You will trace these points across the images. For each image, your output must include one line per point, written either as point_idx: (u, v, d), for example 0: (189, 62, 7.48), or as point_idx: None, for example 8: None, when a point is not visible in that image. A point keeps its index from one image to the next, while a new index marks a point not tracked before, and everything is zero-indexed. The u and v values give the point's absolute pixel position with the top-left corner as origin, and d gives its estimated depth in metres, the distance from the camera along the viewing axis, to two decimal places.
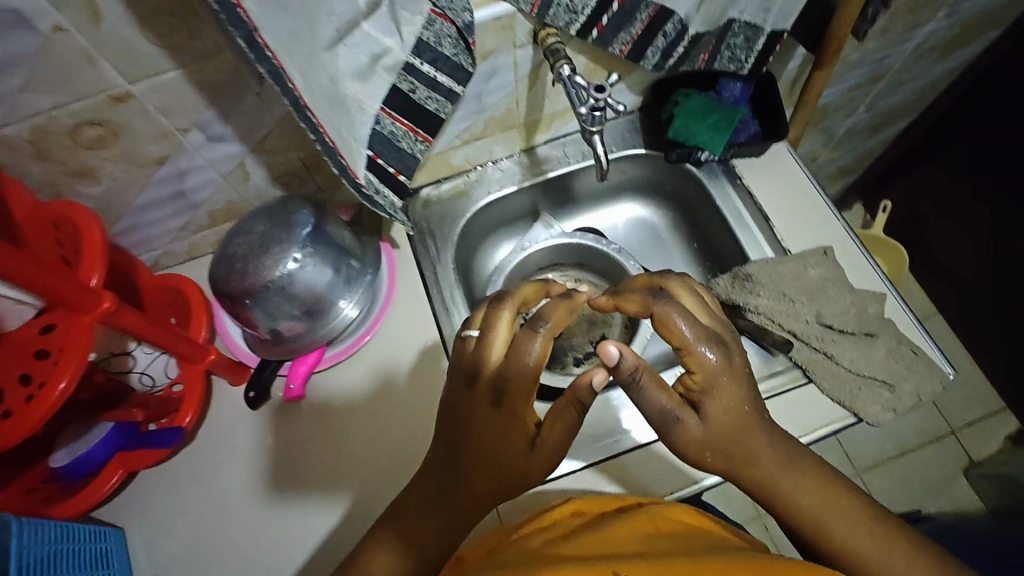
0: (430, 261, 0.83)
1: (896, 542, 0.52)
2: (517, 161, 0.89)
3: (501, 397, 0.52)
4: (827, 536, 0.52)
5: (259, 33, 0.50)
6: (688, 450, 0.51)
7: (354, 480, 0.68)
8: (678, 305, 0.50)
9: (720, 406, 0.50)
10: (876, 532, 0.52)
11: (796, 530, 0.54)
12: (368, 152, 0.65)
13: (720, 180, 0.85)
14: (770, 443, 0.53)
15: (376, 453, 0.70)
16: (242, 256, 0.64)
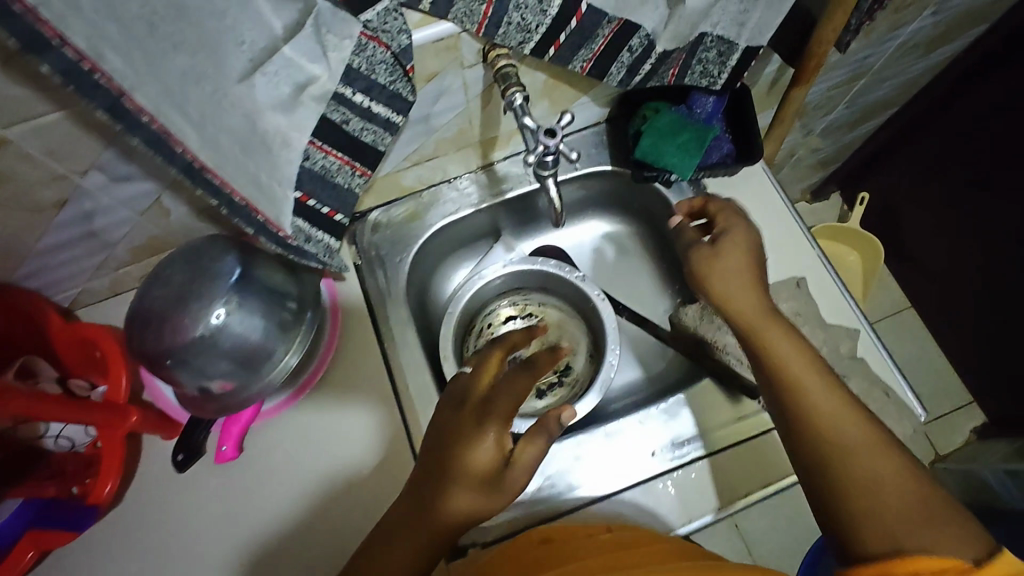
0: (378, 293, 0.77)
1: (922, 495, 0.47)
2: (474, 180, 0.81)
3: (484, 410, 0.55)
4: (847, 486, 0.49)
5: (128, 95, 0.42)
6: (708, 270, 0.62)
7: (325, 511, 0.65)
8: (744, 226, 0.64)
9: (755, 317, 0.58)
10: (885, 444, 0.50)
11: (810, 439, 0.52)
12: (297, 194, 0.58)
13: (691, 202, 0.80)
14: (787, 330, 0.57)
15: (338, 493, 0.66)
16: (159, 314, 0.58)
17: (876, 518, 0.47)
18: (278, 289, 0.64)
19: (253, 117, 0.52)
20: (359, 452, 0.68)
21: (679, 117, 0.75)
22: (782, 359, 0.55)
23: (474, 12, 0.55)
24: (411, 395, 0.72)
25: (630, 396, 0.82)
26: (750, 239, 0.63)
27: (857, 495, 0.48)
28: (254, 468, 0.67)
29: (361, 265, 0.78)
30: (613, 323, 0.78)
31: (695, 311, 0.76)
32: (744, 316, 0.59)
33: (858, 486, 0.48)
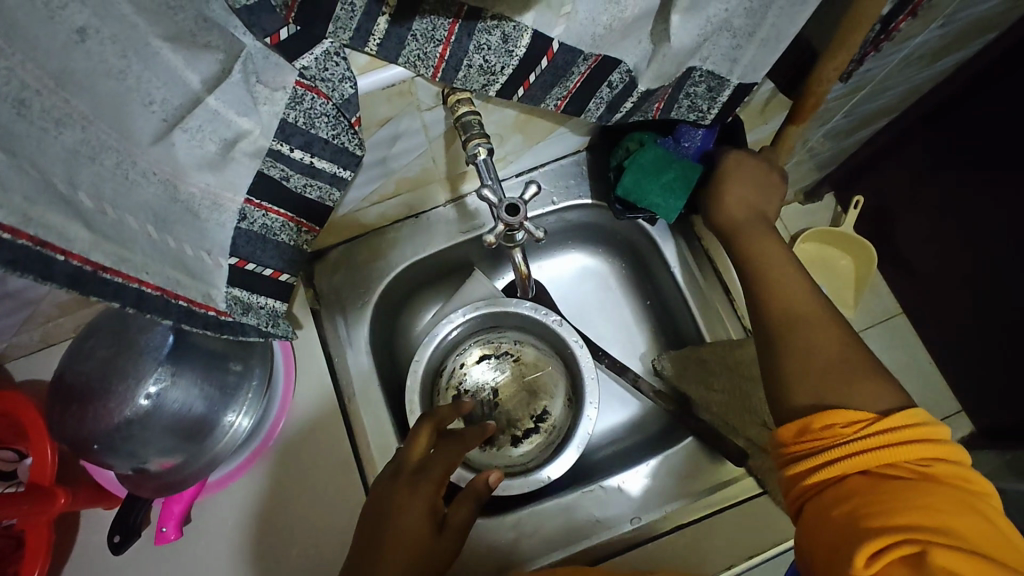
0: (338, 343, 0.71)
1: (859, 365, 0.51)
2: (443, 215, 0.75)
3: (415, 478, 0.57)
4: (807, 363, 0.52)
5: None
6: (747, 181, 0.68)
7: (302, 553, 0.62)
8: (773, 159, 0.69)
9: (743, 221, 0.64)
10: (850, 351, 0.52)
11: (787, 354, 0.54)
12: (233, 260, 0.51)
13: (675, 239, 0.75)
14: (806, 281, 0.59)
15: (307, 540, 0.63)
16: (80, 394, 0.52)
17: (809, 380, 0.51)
18: (220, 355, 0.58)
19: (173, 184, 0.44)
20: (325, 506, 0.63)
21: (666, 151, 0.68)
22: (782, 292, 0.58)
23: (429, 55, 0.48)
24: (373, 456, 0.67)
25: (610, 445, 0.76)
26: (761, 180, 0.67)
27: (801, 363, 0.52)
28: (205, 540, 0.62)
29: (319, 309, 0.72)
30: (592, 372, 0.72)
31: (675, 360, 0.73)
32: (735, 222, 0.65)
33: (796, 361, 0.53)
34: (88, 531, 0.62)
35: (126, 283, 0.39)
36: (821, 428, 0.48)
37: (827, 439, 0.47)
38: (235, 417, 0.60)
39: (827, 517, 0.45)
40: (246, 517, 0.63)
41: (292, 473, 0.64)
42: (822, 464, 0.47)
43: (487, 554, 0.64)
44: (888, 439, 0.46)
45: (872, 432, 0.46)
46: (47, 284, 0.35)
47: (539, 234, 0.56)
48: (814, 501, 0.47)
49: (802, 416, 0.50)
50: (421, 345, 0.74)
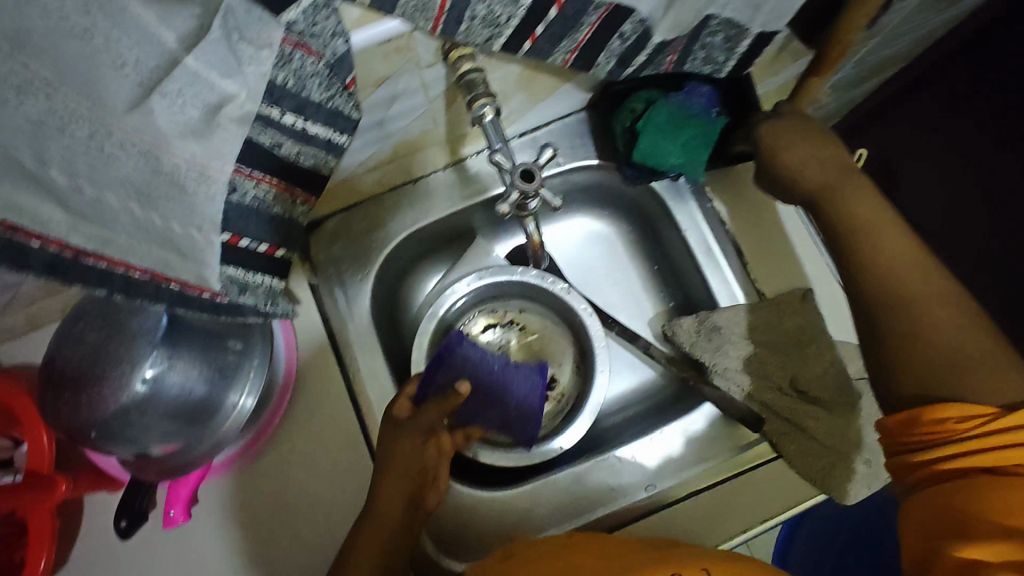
0: (340, 317, 0.68)
1: (934, 291, 0.45)
2: (442, 179, 0.71)
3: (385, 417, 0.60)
4: (898, 295, 0.45)
5: None
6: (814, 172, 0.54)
7: (315, 532, 0.61)
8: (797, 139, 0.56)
9: (814, 182, 0.54)
10: (976, 330, 0.43)
11: (862, 276, 0.47)
12: (225, 237, 0.47)
13: (687, 199, 0.71)
14: (882, 198, 0.51)
15: (321, 519, 0.62)
16: (73, 380, 0.49)
17: (957, 374, 0.42)
18: (216, 335, 0.55)
19: (156, 157, 0.39)
20: (336, 484, 0.62)
21: (679, 108, 0.64)
22: (884, 247, 0.47)
23: (428, 7, 0.44)
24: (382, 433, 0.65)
25: (619, 414, 0.75)
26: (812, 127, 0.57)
27: (909, 350, 0.44)
28: (212, 522, 0.61)
29: (318, 283, 0.68)
30: (602, 339, 0.70)
31: (691, 324, 0.68)
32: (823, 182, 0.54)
33: (909, 349, 0.44)
34: (92, 515, 0.61)
35: (113, 268, 0.36)
36: (932, 423, 0.41)
37: (941, 436, 0.41)
38: (238, 399, 0.58)
39: (932, 509, 0.40)
40: (257, 497, 0.62)
41: (298, 451, 0.63)
42: (931, 460, 0.41)
43: (500, 525, 0.63)
44: (1012, 436, 0.38)
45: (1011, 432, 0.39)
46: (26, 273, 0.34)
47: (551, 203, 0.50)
48: (937, 483, 0.41)
49: (908, 407, 0.44)
50: (427, 316, 0.72)
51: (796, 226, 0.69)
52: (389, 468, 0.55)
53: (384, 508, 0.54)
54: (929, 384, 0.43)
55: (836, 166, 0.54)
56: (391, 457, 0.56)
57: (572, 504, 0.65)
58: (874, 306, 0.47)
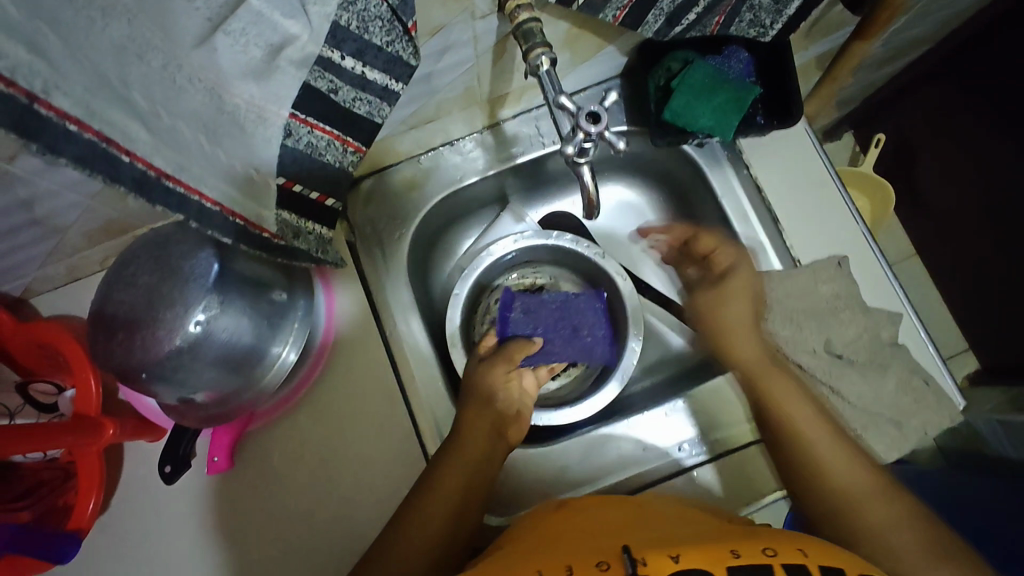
0: (377, 275, 0.68)
1: (883, 502, 0.55)
2: (480, 142, 0.71)
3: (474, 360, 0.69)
4: (879, 547, 0.52)
5: (44, 102, 0.28)
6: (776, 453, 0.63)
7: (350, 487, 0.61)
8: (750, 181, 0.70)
9: (754, 375, 0.65)
10: (930, 528, 0.53)
11: (859, 538, 0.53)
12: (280, 181, 0.49)
13: (723, 166, 0.71)
14: (807, 399, 0.62)
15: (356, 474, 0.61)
16: (125, 322, 0.50)
17: (884, 536, 0.53)
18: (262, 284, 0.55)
19: (218, 95, 0.40)
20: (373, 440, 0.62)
21: (715, 71, 0.64)
22: (779, 402, 0.62)
23: None
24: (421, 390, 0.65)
25: (645, 379, 0.76)
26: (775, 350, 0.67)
27: (864, 545, 0.53)
28: (248, 476, 0.61)
29: (355, 242, 0.69)
30: (636, 304, 0.71)
31: (723, 291, 0.70)
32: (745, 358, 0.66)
33: (863, 536, 0.53)
34: (133, 463, 0.61)
35: (187, 194, 0.37)
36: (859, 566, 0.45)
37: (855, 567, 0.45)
38: (279, 350, 0.59)
39: None
40: (296, 449, 0.61)
41: (334, 406, 0.63)
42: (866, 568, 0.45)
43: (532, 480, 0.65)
44: None
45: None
46: (114, 187, 0.33)
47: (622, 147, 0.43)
48: None
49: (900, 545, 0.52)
50: (462, 279, 0.72)
51: (833, 195, 0.69)
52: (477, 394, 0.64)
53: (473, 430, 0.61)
54: (895, 548, 0.52)
55: (757, 349, 0.67)
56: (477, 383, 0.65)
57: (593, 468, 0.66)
58: (812, 502, 0.57)
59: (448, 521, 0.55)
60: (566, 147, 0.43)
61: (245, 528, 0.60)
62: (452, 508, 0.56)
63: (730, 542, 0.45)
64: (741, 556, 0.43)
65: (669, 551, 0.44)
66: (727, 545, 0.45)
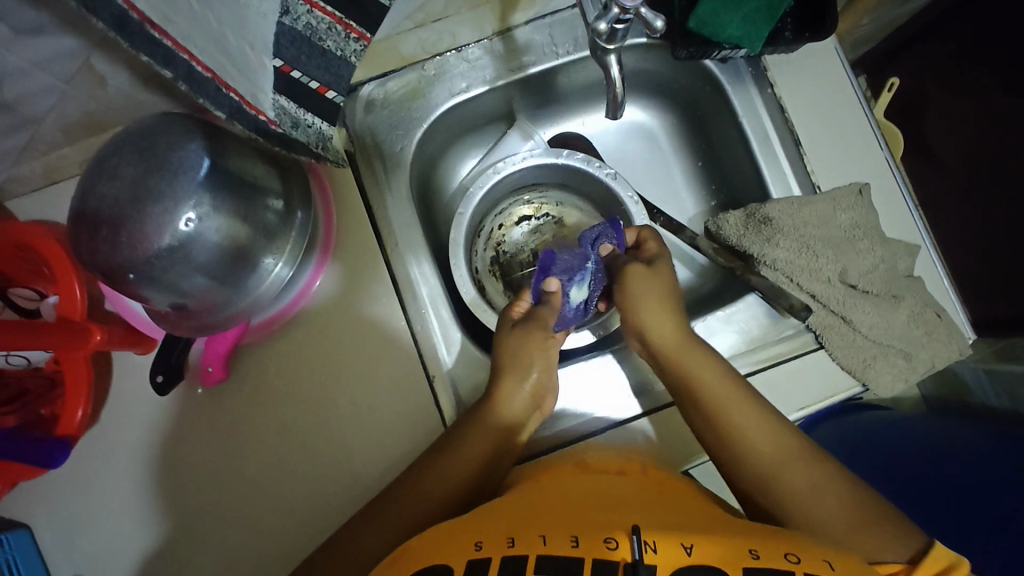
0: (377, 189, 0.64)
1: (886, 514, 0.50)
2: (489, 49, 0.66)
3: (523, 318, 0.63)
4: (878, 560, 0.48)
5: None
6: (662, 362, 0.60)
7: (347, 407, 0.59)
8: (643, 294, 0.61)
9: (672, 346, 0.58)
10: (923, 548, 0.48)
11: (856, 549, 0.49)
12: (277, 64, 0.43)
13: (746, 84, 0.67)
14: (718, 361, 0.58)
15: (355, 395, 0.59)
16: (110, 216, 0.46)
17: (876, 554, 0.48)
18: (254, 184, 0.52)
19: None
20: (371, 359, 0.60)
21: None
22: (694, 373, 0.57)
23: None
24: (424, 310, 0.62)
25: None
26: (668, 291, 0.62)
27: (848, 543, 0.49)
28: (241, 390, 0.59)
29: (354, 152, 0.64)
30: (647, 229, 0.67)
31: (738, 218, 0.67)
32: (666, 346, 0.59)
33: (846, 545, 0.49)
34: (123, 373, 0.59)
35: (176, 50, 0.33)
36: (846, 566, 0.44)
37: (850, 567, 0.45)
38: (275, 262, 0.56)
39: None
40: (291, 366, 0.59)
41: (329, 324, 0.60)
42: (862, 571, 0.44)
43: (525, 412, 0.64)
44: None
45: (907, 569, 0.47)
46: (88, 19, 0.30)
47: (659, 27, 0.38)
48: None
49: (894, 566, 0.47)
50: (469, 197, 0.68)
51: (859, 118, 0.66)
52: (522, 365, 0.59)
53: (513, 407, 0.57)
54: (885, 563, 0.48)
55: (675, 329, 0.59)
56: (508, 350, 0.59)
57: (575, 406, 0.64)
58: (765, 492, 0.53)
59: (456, 492, 0.54)
60: (597, 24, 0.38)
61: (239, 443, 0.58)
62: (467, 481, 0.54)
63: (752, 539, 0.46)
64: (760, 554, 0.45)
65: (681, 539, 0.45)
66: (746, 541, 0.46)
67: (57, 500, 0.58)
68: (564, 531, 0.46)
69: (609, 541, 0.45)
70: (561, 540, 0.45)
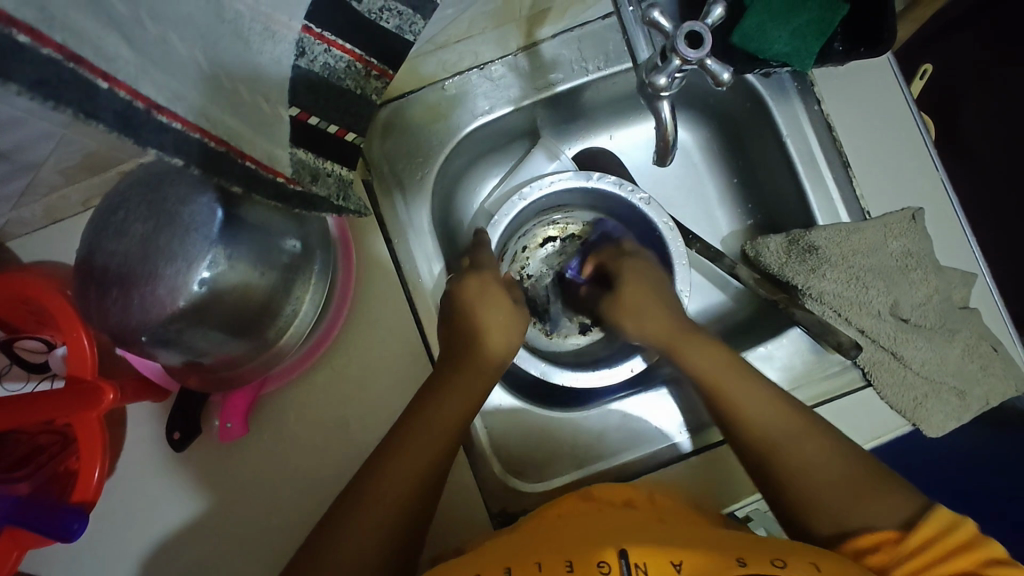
0: (398, 222, 0.60)
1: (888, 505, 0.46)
2: (513, 66, 0.62)
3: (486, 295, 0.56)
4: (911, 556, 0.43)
5: (43, 36, 0.20)
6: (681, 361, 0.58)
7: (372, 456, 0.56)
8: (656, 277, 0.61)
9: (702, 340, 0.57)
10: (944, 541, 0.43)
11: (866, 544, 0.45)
12: (294, 112, 0.40)
13: (791, 99, 0.62)
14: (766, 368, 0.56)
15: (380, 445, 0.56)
16: (118, 277, 0.42)
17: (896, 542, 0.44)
18: (267, 229, 0.48)
19: None
20: (397, 406, 0.57)
21: None
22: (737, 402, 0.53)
23: None
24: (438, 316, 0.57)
25: None
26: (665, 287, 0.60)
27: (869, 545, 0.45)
28: (261, 441, 0.56)
29: (372, 181, 0.60)
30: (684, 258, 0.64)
31: (778, 244, 0.64)
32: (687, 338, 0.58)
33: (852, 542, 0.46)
34: (139, 424, 0.56)
35: (187, 132, 0.28)
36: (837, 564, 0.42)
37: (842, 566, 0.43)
38: (298, 300, 0.53)
39: None
40: (316, 412, 0.56)
41: (354, 369, 0.57)
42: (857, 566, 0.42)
43: (541, 445, 0.61)
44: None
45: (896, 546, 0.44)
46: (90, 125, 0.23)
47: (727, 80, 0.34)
48: None
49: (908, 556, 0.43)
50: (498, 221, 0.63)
51: (912, 137, 0.61)
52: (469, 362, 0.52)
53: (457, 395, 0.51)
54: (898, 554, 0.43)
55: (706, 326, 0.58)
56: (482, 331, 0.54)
57: (613, 444, 0.62)
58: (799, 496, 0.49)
59: (414, 486, 0.48)
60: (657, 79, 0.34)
61: (261, 495, 0.55)
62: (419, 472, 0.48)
63: (738, 549, 0.44)
64: (745, 562, 0.43)
65: (669, 558, 0.43)
66: (730, 552, 0.44)
67: (76, 557, 0.56)
68: (556, 558, 0.44)
69: (602, 566, 0.42)
70: (555, 567, 0.43)
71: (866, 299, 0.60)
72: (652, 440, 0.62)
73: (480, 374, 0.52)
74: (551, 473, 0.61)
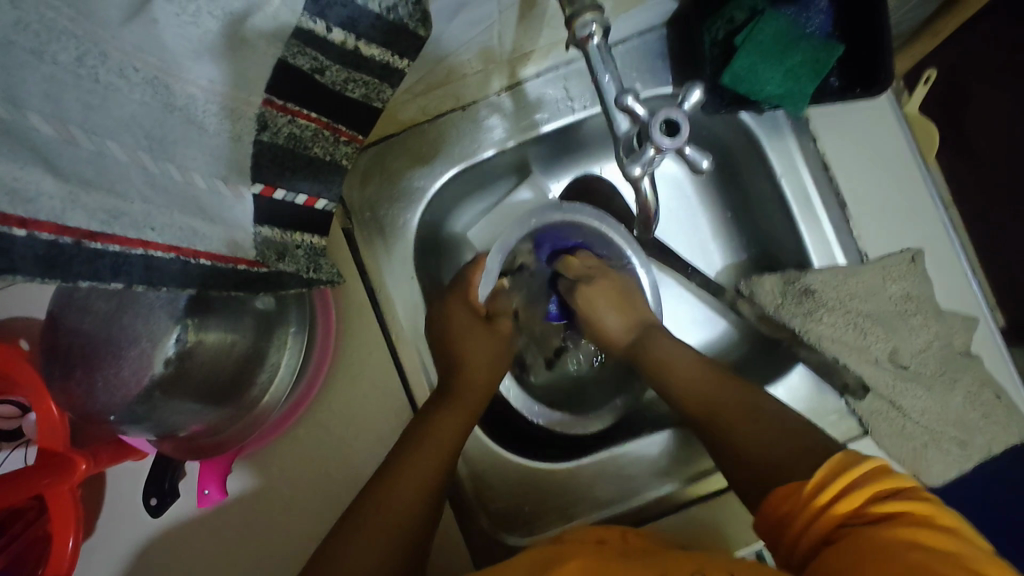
0: (379, 271, 0.58)
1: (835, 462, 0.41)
2: (498, 107, 0.60)
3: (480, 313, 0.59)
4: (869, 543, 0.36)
5: None
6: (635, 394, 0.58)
7: None
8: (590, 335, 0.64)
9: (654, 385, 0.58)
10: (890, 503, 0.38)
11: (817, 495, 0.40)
12: (257, 188, 0.37)
13: (785, 136, 0.60)
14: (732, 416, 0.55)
15: None
16: (82, 356, 0.43)
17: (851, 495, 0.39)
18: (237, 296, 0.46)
19: (164, 87, 0.30)
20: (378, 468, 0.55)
21: (791, 25, 0.54)
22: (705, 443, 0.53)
23: None
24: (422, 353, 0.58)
25: None
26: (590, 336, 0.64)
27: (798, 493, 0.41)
28: (237, 506, 0.54)
29: (352, 229, 0.58)
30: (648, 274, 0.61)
31: (774, 283, 0.61)
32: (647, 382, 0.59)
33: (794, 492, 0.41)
34: (118, 485, 0.54)
35: (126, 250, 0.27)
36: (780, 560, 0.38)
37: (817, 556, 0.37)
38: (276, 362, 0.51)
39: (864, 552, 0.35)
40: (296, 472, 0.54)
41: (335, 428, 0.54)
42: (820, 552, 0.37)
43: (532, 497, 0.59)
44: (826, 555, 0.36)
45: (806, 496, 0.40)
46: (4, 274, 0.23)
47: (703, 166, 0.35)
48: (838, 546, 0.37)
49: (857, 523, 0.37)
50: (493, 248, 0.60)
51: (912, 176, 0.59)
52: (458, 393, 0.53)
53: (463, 410, 0.52)
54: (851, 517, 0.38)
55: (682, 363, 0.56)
56: (467, 369, 0.55)
57: (609, 491, 0.60)
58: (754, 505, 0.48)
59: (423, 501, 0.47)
60: (632, 167, 0.36)
61: (238, 563, 0.53)
62: (429, 494, 0.48)
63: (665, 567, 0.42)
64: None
65: None
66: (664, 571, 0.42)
67: None
68: None
69: None
70: None
71: (867, 345, 0.58)
72: (643, 488, 0.60)
73: (474, 402, 0.54)
74: (543, 524, 0.58)
